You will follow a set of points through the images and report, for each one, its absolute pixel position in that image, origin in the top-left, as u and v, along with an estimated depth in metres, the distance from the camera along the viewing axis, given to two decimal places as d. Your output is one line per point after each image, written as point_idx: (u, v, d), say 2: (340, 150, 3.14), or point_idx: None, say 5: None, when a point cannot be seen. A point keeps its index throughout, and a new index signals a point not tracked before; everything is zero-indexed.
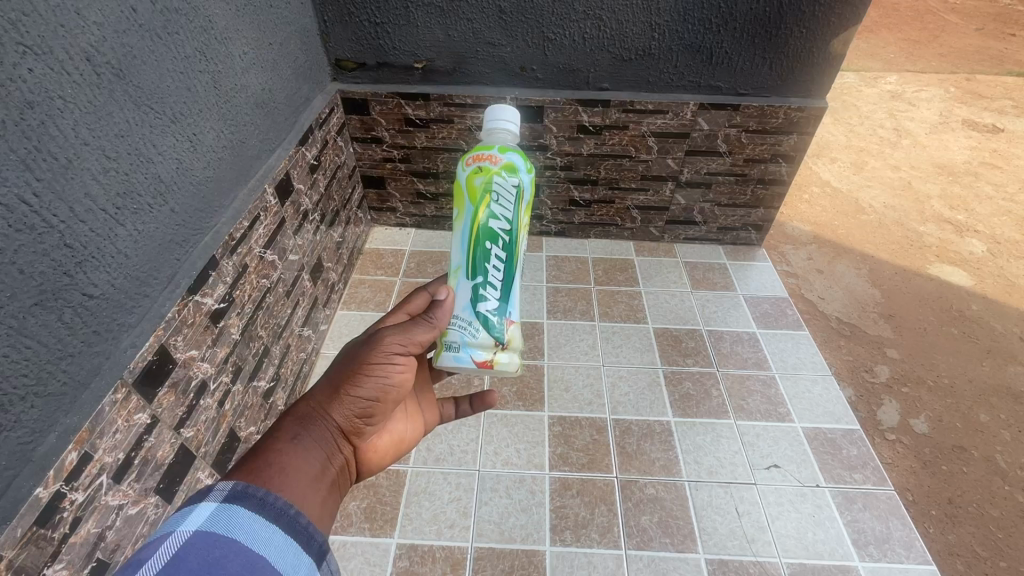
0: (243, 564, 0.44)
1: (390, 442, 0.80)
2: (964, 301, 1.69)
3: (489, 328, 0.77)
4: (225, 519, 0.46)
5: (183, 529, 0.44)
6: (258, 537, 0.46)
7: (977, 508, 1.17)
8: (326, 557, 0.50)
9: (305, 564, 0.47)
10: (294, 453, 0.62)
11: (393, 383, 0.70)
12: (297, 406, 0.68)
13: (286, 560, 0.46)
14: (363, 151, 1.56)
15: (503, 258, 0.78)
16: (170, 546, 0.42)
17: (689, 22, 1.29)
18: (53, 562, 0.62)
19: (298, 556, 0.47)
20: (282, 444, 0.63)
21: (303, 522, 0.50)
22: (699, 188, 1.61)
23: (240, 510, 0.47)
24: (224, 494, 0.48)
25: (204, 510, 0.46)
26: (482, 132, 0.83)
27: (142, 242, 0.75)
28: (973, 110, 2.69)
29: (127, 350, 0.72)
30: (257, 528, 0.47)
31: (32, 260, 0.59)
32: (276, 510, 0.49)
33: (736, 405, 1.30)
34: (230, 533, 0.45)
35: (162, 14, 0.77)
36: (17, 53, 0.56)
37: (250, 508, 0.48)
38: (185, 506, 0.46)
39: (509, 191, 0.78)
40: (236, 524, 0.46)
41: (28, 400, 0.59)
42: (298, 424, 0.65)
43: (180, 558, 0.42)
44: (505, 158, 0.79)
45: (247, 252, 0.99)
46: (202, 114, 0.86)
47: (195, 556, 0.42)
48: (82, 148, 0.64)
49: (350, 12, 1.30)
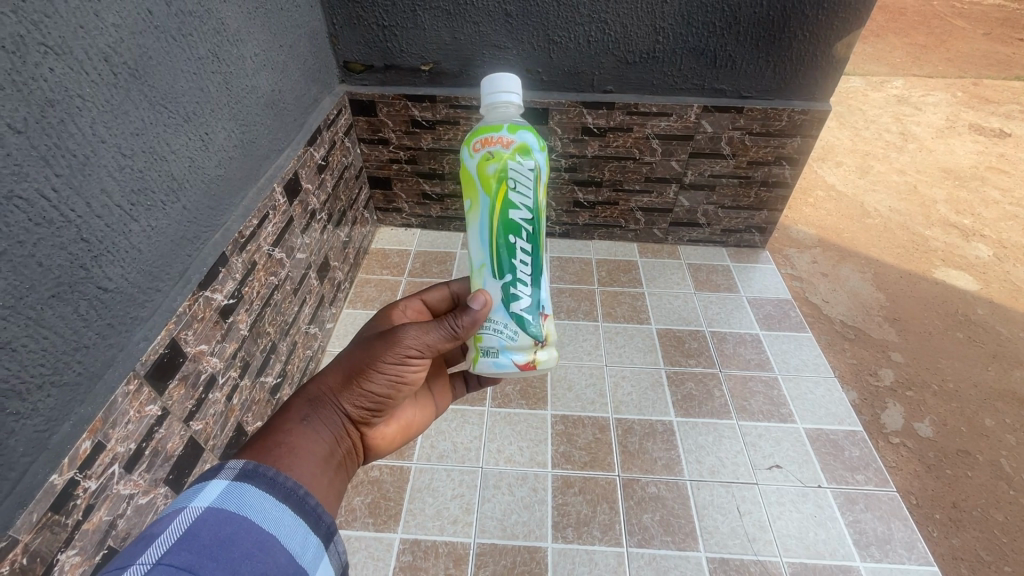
0: (256, 541, 0.45)
1: (398, 428, 0.82)
2: (969, 305, 1.69)
3: (526, 327, 0.71)
4: (236, 496, 0.47)
5: (195, 505, 0.45)
6: (268, 515, 0.48)
7: (981, 512, 1.17)
8: (335, 538, 0.51)
9: (314, 544, 0.48)
10: (303, 434, 0.63)
11: (403, 374, 0.72)
12: (309, 387, 0.70)
13: (295, 540, 0.47)
14: (370, 152, 1.58)
15: (530, 250, 0.71)
16: (183, 521, 0.44)
17: (694, 25, 1.30)
18: (66, 548, 0.64)
19: (307, 535, 0.48)
20: (291, 424, 0.64)
21: (312, 503, 0.51)
22: (703, 190, 1.62)
23: (250, 489, 0.49)
24: (235, 473, 0.50)
25: (215, 488, 0.47)
26: (484, 105, 0.75)
27: (155, 238, 0.77)
28: (980, 114, 2.69)
29: (140, 343, 0.74)
30: (267, 507, 0.48)
31: (51, 253, 0.61)
32: (286, 490, 0.50)
33: (738, 406, 1.30)
34: (241, 510, 0.47)
35: (177, 16, 0.79)
36: (39, 53, 0.58)
37: (259, 487, 0.49)
38: (198, 483, 0.48)
39: (526, 176, 0.70)
40: (246, 501, 0.47)
41: (44, 390, 0.61)
42: (308, 406, 0.67)
43: (193, 532, 0.43)
44: (516, 139, 0.71)
45: (256, 250, 1.01)
46: (213, 114, 0.88)
47: (207, 533, 0.43)
48: (99, 145, 0.66)
49: (358, 15, 1.32)
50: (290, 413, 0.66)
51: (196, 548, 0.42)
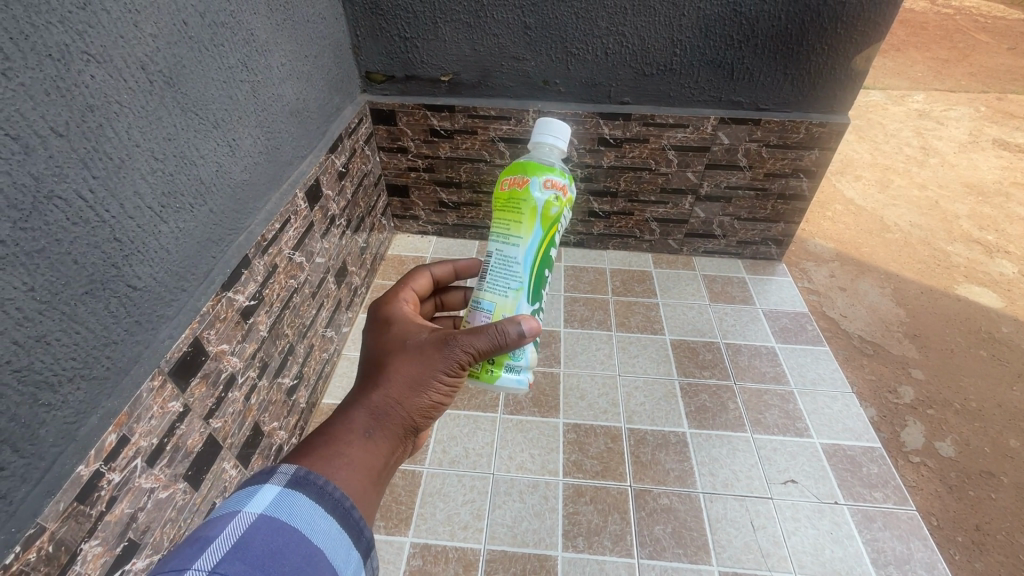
0: (304, 556, 0.46)
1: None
2: (994, 322, 1.65)
3: None
4: (288, 506, 0.49)
5: (249, 511, 0.47)
6: (316, 527, 0.49)
7: (1006, 536, 1.14)
8: (372, 553, 0.52)
9: (355, 559, 0.50)
10: (366, 448, 0.61)
11: (457, 383, 0.70)
12: (366, 396, 0.66)
13: (339, 555, 0.48)
14: (388, 160, 1.61)
15: None
16: (237, 527, 0.45)
17: (711, 38, 1.31)
18: (90, 538, 0.66)
19: (349, 550, 0.50)
20: (356, 436, 0.62)
21: (356, 517, 0.52)
22: (719, 202, 1.61)
23: (301, 497, 0.50)
24: (287, 479, 0.51)
25: (269, 495, 0.49)
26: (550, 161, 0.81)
27: (182, 239, 0.79)
28: (1004, 130, 2.64)
29: (164, 340, 0.76)
30: (316, 518, 0.49)
31: (85, 251, 0.63)
32: (334, 502, 0.51)
33: (753, 419, 1.29)
34: (290, 520, 0.48)
35: (210, 27, 0.82)
36: (82, 61, 0.61)
37: (310, 496, 0.50)
38: (252, 486, 0.49)
39: None
40: (297, 511, 0.48)
41: (75, 382, 0.63)
42: (372, 424, 0.64)
43: (245, 542, 0.44)
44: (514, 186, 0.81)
45: (277, 253, 1.03)
46: (240, 121, 0.91)
47: (259, 544, 0.45)
48: (134, 149, 0.69)
49: (381, 27, 1.36)
50: (353, 429, 0.62)
51: (248, 560, 0.43)
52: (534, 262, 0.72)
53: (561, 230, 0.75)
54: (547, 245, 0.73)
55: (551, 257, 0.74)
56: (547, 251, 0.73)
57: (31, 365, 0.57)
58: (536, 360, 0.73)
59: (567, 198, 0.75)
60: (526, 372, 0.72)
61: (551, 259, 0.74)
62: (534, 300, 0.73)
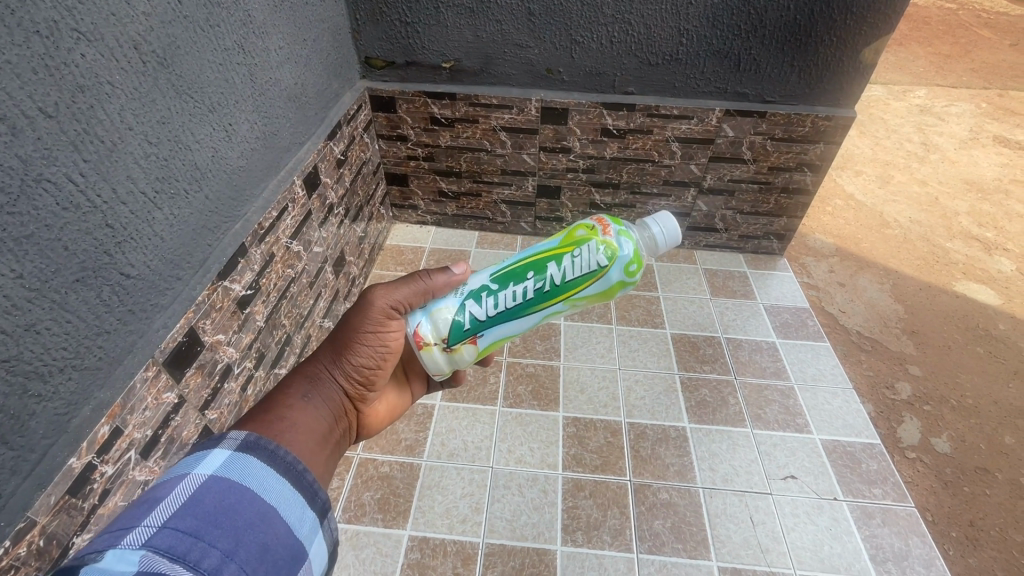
0: (256, 513, 0.43)
1: (383, 408, 0.83)
2: (991, 320, 1.65)
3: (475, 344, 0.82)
4: (240, 467, 0.46)
5: (200, 472, 0.44)
6: (267, 486, 0.46)
7: (1000, 532, 1.14)
8: (329, 514, 0.49)
9: (311, 519, 0.47)
10: (303, 410, 0.64)
11: (384, 342, 0.75)
12: (302, 367, 0.72)
13: (293, 513, 0.46)
14: (388, 148, 1.58)
15: None
16: (187, 486, 0.43)
17: (719, 27, 1.28)
18: (82, 532, 0.64)
19: (303, 509, 0.47)
20: (293, 399, 0.65)
21: (310, 479, 0.49)
22: (722, 195, 1.60)
23: (252, 460, 0.47)
24: (237, 444, 0.48)
25: (219, 458, 0.46)
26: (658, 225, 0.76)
27: (177, 226, 0.77)
28: (1005, 126, 2.64)
29: (159, 331, 0.74)
30: (268, 480, 0.47)
31: (77, 238, 0.61)
32: (286, 464, 0.48)
33: (753, 414, 1.28)
34: (242, 480, 0.45)
35: (206, 7, 0.79)
36: (72, 39, 0.59)
37: (261, 458, 0.48)
38: (200, 450, 0.47)
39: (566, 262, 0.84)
40: (248, 474, 0.46)
41: (66, 373, 0.61)
42: (306, 383, 0.69)
43: (196, 500, 0.42)
44: None
45: (274, 242, 1.01)
46: (237, 106, 0.88)
47: (211, 501, 0.42)
48: (127, 132, 0.66)
49: (381, 11, 1.33)
50: (290, 390, 0.67)
51: (200, 514, 0.41)
52: (527, 254, 0.72)
53: (576, 260, 0.70)
54: (551, 253, 0.71)
55: (545, 265, 0.71)
56: (544, 258, 0.71)
57: (20, 355, 0.55)
58: (440, 318, 0.71)
59: (606, 237, 0.71)
60: (425, 314, 0.71)
61: (543, 267, 0.70)
62: (495, 279, 0.71)
